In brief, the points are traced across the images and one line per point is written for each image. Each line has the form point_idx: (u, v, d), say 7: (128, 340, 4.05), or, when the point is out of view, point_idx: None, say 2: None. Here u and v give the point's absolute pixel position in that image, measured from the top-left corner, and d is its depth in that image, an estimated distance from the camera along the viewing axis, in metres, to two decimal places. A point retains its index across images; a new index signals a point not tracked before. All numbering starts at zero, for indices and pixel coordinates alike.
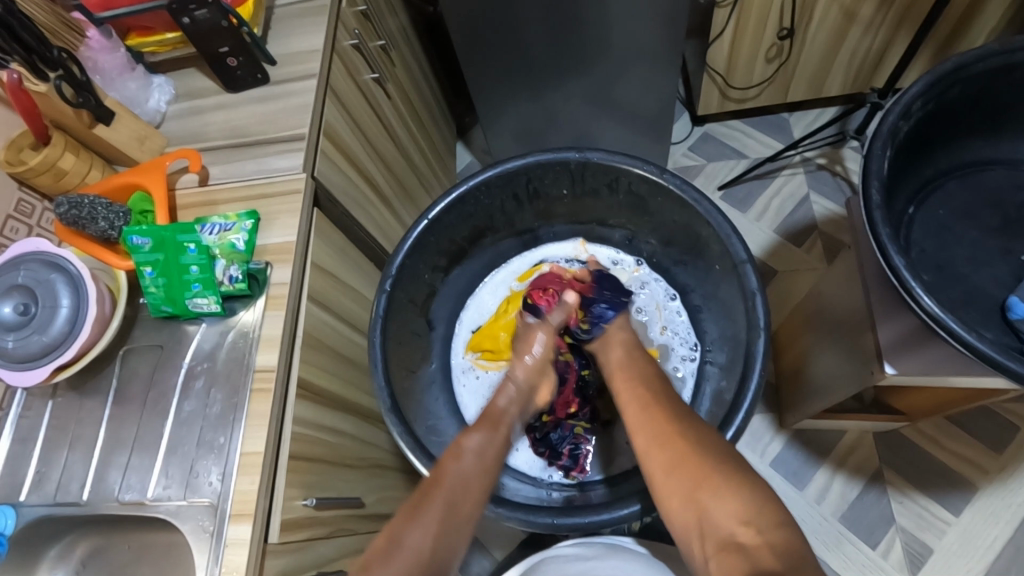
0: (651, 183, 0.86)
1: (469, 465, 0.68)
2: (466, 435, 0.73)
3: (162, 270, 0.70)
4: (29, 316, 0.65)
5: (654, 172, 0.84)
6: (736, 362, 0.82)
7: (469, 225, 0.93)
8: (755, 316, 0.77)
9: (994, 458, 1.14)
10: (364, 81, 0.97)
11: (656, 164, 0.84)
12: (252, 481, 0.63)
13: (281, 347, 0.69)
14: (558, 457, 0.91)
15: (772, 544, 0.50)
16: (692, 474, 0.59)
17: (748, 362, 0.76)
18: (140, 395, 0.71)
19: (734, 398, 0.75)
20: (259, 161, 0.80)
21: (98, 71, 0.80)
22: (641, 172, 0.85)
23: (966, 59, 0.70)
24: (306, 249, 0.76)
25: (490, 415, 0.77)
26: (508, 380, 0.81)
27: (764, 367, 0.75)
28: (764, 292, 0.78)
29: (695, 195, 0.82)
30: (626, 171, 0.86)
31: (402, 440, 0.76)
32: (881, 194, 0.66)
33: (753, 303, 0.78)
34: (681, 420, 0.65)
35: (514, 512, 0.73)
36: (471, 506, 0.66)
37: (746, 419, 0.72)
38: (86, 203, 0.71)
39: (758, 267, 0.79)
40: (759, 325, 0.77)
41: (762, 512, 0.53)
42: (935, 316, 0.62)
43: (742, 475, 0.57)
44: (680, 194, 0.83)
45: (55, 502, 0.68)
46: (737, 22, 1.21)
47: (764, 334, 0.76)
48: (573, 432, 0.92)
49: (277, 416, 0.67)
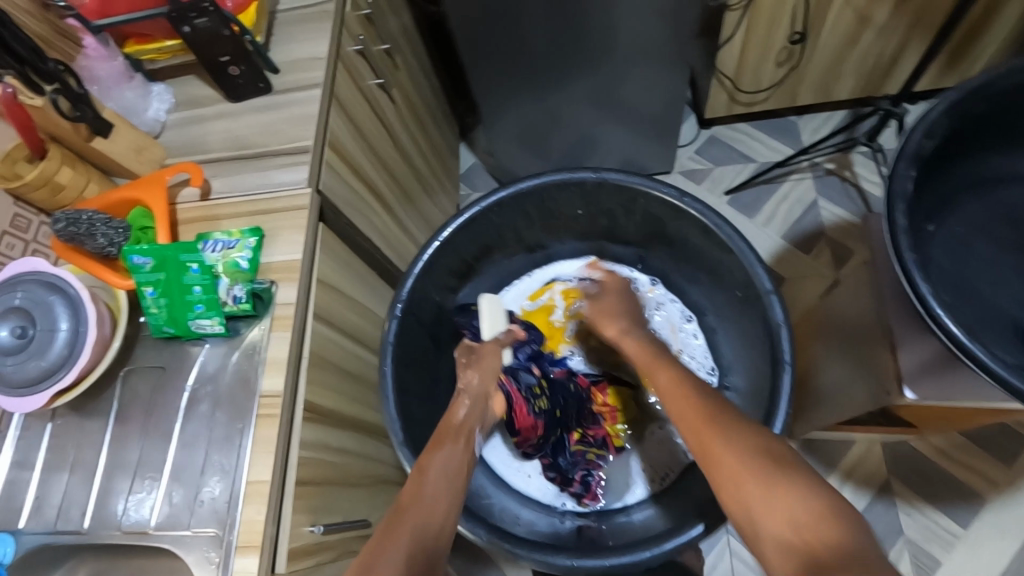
0: (669, 206, 0.84)
1: (436, 480, 0.61)
2: (429, 454, 0.65)
3: (164, 290, 0.68)
4: (28, 339, 0.63)
5: (674, 195, 0.82)
6: (761, 391, 0.81)
7: (480, 242, 0.92)
8: (780, 350, 0.76)
9: (1003, 470, 1.13)
10: (368, 87, 0.95)
11: (676, 188, 0.82)
12: (259, 510, 0.61)
13: (287, 370, 0.67)
14: (570, 484, 0.90)
15: (826, 543, 0.44)
16: (732, 468, 0.53)
17: (773, 397, 0.75)
18: (142, 417, 0.69)
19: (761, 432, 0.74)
20: (263, 174, 0.77)
21: (95, 81, 0.79)
22: (660, 195, 0.83)
23: (992, 76, 0.68)
24: (312, 267, 0.74)
25: (449, 426, 0.70)
26: (462, 395, 0.76)
27: (790, 403, 0.73)
28: (790, 324, 0.76)
29: (716, 220, 0.80)
30: (645, 194, 0.84)
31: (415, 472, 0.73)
32: (906, 217, 0.65)
33: (778, 335, 0.76)
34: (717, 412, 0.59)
35: (532, 553, 0.71)
36: (439, 527, 0.56)
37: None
38: (83, 219, 0.68)
39: (784, 299, 0.77)
40: (785, 360, 0.75)
41: (808, 510, 0.46)
42: (960, 343, 0.61)
43: (787, 470, 0.50)
44: (701, 218, 0.81)
45: (55, 529, 0.66)
46: (748, 24, 1.18)
47: (790, 370, 0.74)
48: (585, 457, 0.91)
49: (283, 443, 0.65)
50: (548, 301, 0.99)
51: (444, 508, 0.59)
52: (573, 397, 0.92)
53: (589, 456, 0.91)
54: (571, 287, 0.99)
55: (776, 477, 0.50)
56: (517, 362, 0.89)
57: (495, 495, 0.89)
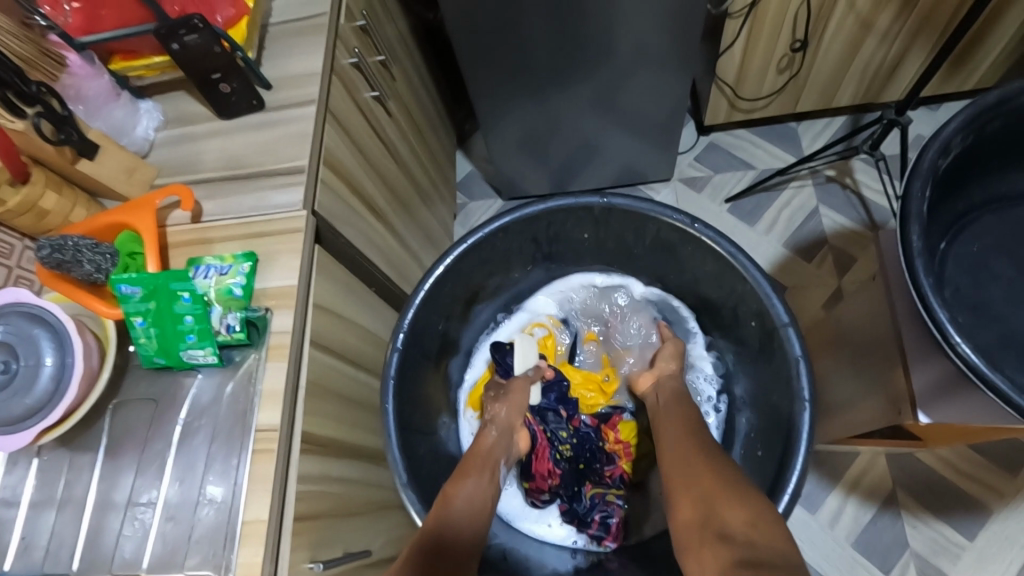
0: (681, 232, 0.82)
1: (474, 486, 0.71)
2: (456, 483, 0.71)
3: (155, 320, 0.65)
4: (11, 374, 0.61)
5: (685, 221, 0.81)
6: (778, 419, 0.80)
7: (486, 267, 0.90)
8: (799, 386, 0.74)
9: (1010, 481, 1.12)
10: (364, 100, 0.92)
11: (687, 214, 0.80)
12: (256, 551, 0.59)
13: (284, 402, 0.64)
14: (589, 527, 0.88)
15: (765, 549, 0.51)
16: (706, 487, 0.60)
17: (793, 434, 0.74)
18: (134, 452, 0.66)
19: (781, 470, 0.74)
20: (257, 195, 0.75)
21: (81, 100, 0.76)
22: (670, 221, 0.81)
23: (1010, 92, 0.66)
24: (309, 292, 0.71)
25: (479, 455, 0.76)
26: (489, 426, 0.82)
27: (811, 439, 0.73)
28: (807, 357, 0.75)
29: (728, 247, 0.78)
30: (655, 219, 0.83)
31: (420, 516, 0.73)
32: (922, 238, 0.63)
33: (796, 369, 0.74)
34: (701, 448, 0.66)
35: None
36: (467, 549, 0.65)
37: (797, 493, 0.70)
38: (69, 245, 0.65)
39: (800, 331, 0.76)
40: (803, 394, 0.74)
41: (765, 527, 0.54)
42: (978, 370, 0.59)
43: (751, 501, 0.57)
44: (712, 245, 0.80)
45: (43, 571, 0.63)
46: (749, 32, 1.16)
47: (808, 406, 0.73)
48: (604, 498, 0.89)
49: (281, 477, 0.62)
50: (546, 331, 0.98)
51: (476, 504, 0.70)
52: (598, 449, 0.91)
53: (607, 496, 0.89)
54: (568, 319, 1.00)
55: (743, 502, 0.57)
56: (547, 403, 0.92)
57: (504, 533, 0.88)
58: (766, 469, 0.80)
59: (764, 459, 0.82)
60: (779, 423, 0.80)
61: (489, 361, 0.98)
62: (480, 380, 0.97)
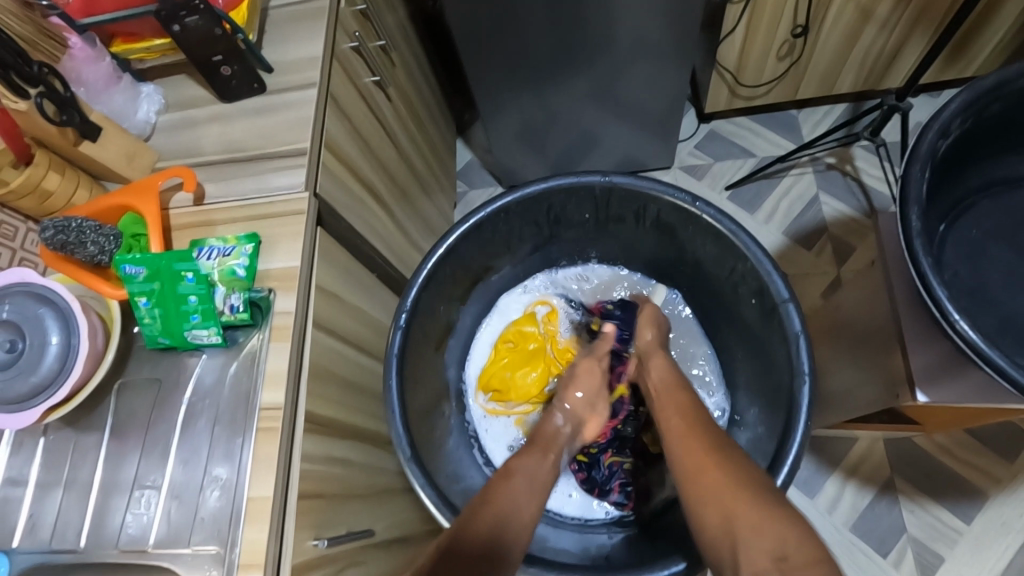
0: (682, 212, 0.83)
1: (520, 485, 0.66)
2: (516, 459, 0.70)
3: (159, 300, 0.65)
4: (18, 353, 0.61)
5: (686, 200, 0.81)
6: (778, 401, 0.80)
7: (486, 250, 0.91)
8: (798, 360, 0.75)
9: (1006, 466, 1.13)
10: (364, 85, 0.92)
11: (688, 192, 0.81)
12: (261, 529, 0.60)
13: (287, 383, 0.65)
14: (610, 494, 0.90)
15: None
16: (726, 501, 0.58)
17: (792, 411, 0.75)
18: (139, 433, 0.67)
19: (782, 441, 0.74)
20: (258, 178, 0.75)
21: (82, 83, 0.75)
22: (671, 199, 0.82)
23: (1009, 74, 0.66)
24: (311, 274, 0.72)
25: (546, 436, 0.77)
26: (559, 406, 0.82)
27: (809, 414, 0.73)
28: (807, 332, 0.75)
29: (729, 225, 0.79)
30: (656, 198, 0.83)
31: (424, 492, 0.73)
32: (921, 219, 0.63)
33: (796, 345, 0.75)
34: (716, 446, 0.64)
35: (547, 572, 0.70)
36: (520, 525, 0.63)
37: (794, 468, 0.71)
38: (73, 226, 0.66)
39: (800, 307, 0.76)
40: (802, 369, 0.74)
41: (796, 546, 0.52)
42: (977, 348, 0.60)
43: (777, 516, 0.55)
44: (713, 224, 0.81)
45: (50, 548, 0.64)
46: (750, 19, 1.16)
47: (808, 380, 0.74)
48: (622, 467, 0.91)
49: (285, 458, 0.63)
50: (531, 311, 0.99)
51: (521, 502, 0.64)
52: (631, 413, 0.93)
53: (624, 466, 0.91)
54: (554, 307, 1.00)
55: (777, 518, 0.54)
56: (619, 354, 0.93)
57: None
58: (766, 447, 0.81)
59: (764, 436, 0.82)
60: (778, 403, 0.80)
61: (491, 346, 0.99)
62: (487, 363, 0.97)
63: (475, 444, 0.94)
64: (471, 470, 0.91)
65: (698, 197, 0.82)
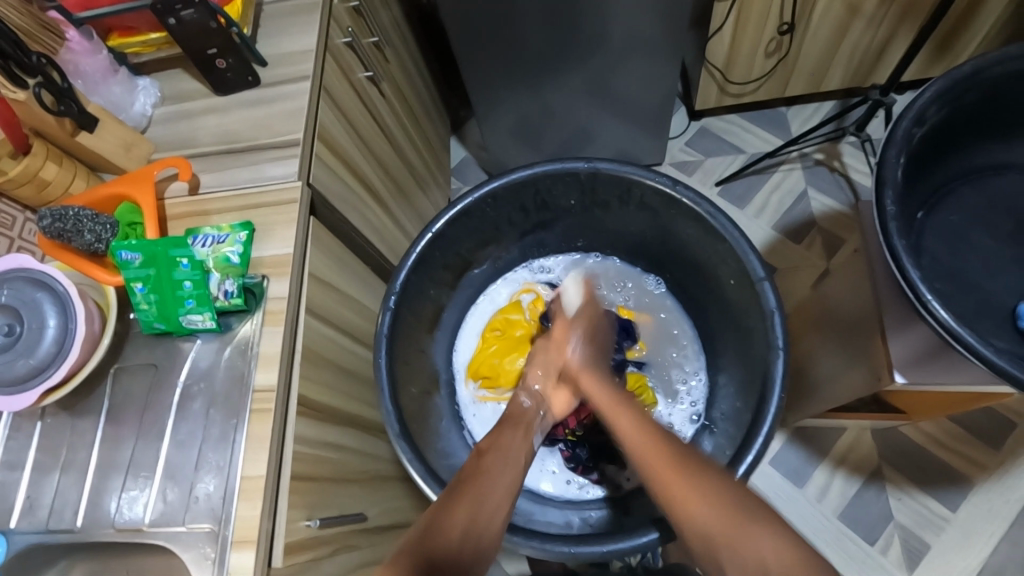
0: (663, 196, 0.85)
1: (496, 471, 0.63)
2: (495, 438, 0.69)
3: (154, 286, 0.67)
4: (15, 336, 0.63)
5: (667, 184, 0.83)
6: (754, 378, 0.83)
7: (476, 235, 0.92)
8: (773, 335, 0.77)
9: (992, 454, 1.15)
10: (358, 80, 0.94)
11: (669, 176, 0.83)
12: (253, 506, 0.61)
13: (281, 366, 0.66)
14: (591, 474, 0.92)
15: None
16: (706, 520, 0.53)
17: (767, 383, 0.76)
18: (135, 417, 0.68)
19: (755, 414, 0.76)
20: (252, 169, 0.77)
21: (79, 75, 0.77)
22: (653, 183, 0.84)
23: (983, 62, 0.68)
24: (304, 261, 0.73)
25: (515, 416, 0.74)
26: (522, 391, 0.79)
27: (783, 388, 0.75)
28: (782, 309, 0.77)
29: (708, 207, 0.81)
30: (639, 182, 0.85)
31: (412, 465, 0.75)
32: (896, 203, 0.65)
33: (771, 321, 0.77)
34: (682, 454, 0.59)
35: (529, 539, 0.72)
36: (496, 505, 0.60)
37: (757, 460, 0.72)
38: (70, 214, 0.67)
39: (776, 284, 0.78)
40: (777, 343, 0.76)
41: (780, 554, 0.48)
42: (951, 329, 0.62)
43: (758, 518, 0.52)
44: (693, 207, 0.82)
45: (48, 528, 0.65)
46: (738, 16, 1.18)
47: (783, 354, 0.76)
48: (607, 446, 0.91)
49: (278, 438, 0.64)
50: (517, 298, 1.02)
51: (494, 508, 0.59)
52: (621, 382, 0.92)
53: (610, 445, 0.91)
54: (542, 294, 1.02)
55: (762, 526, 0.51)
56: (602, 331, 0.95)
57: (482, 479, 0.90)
58: (742, 420, 0.83)
59: (742, 411, 0.84)
60: (754, 378, 0.82)
61: (478, 334, 1.02)
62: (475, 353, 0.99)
63: (463, 426, 0.96)
64: (459, 450, 0.92)
65: (679, 182, 0.84)
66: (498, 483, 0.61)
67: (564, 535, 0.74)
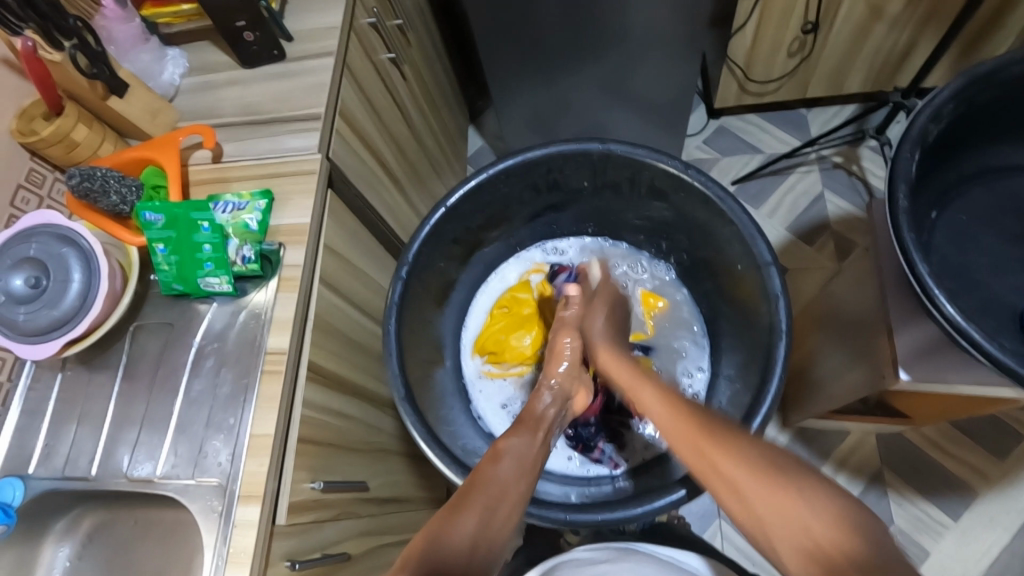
0: (674, 179, 0.85)
1: (506, 470, 0.63)
2: (504, 439, 0.68)
3: (175, 247, 0.69)
4: (41, 290, 0.65)
5: (679, 167, 0.84)
6: (753, 366, 0.83)
7: (486, 213, 0.94)
8: (777, 320, 0.77)
9: (996, 464, 1.14)
10: (380, 61, 0.95)
11: (681, 160, 0.84)
12: (261, 463, 0.63)
13: (293, 329, 0.68)
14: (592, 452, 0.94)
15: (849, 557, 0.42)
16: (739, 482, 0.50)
17: (768, 368, 0.77)
18: (150, 372, 0.70)
19: (755, 398, 0.76)
20: (273, 140, 0.79)
21: (112, 42, 0.80)
22: (665, 167, 0.84)
23: (1000, 62, 0.69)
24: (319, 232, 0.75)
25: (531, 415, 0.73)
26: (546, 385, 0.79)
27: (784, 372, 0.76)
28: (786, 294, 0.78)
29: (719, 193, 0.82)
30: (651, 165, 0.85)
31: (415, 430, 0.76)
32: (908, 198, 0.65)
33: (775, 306, 0.78)
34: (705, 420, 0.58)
35: (529, 508, 0.73)
36: (509, 512, 0.60)
37: None
38: (98, 175, 0.70)
39: (782, 270, 0.79)
40: (780, 328, 0.77)
41: (822, 517, 0.45)
42: (958, 325, 0.61)
43: (801, 480, 0.48)
44: (703, 191, 0.83)
45: (64, 475, 0.68)
46: (760, 15, 1.18)
47: (785, 338, 0.76)
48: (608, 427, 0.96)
49: (286, 399, 0.66)
50: (525, 279, 1.03)
51: (505, 516, 0.59)
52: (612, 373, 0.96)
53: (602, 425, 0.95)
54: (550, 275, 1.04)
55: (790, 483, 0.48)
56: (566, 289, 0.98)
57: (467, 436, 0.92)
58: (741, 402, 0.84)
59: (741, 394, 0.85)
60: (754, 364, 0.83)
61: (488, 311, 1.04)
62: (483, 328, 1.02)
63: (469, 401, 0.98)
64: (463, 424, 0.94)
65: (691, 166, 0.85)
66: (511, 489, 0.61)
67: (563, 503, 0.75)
